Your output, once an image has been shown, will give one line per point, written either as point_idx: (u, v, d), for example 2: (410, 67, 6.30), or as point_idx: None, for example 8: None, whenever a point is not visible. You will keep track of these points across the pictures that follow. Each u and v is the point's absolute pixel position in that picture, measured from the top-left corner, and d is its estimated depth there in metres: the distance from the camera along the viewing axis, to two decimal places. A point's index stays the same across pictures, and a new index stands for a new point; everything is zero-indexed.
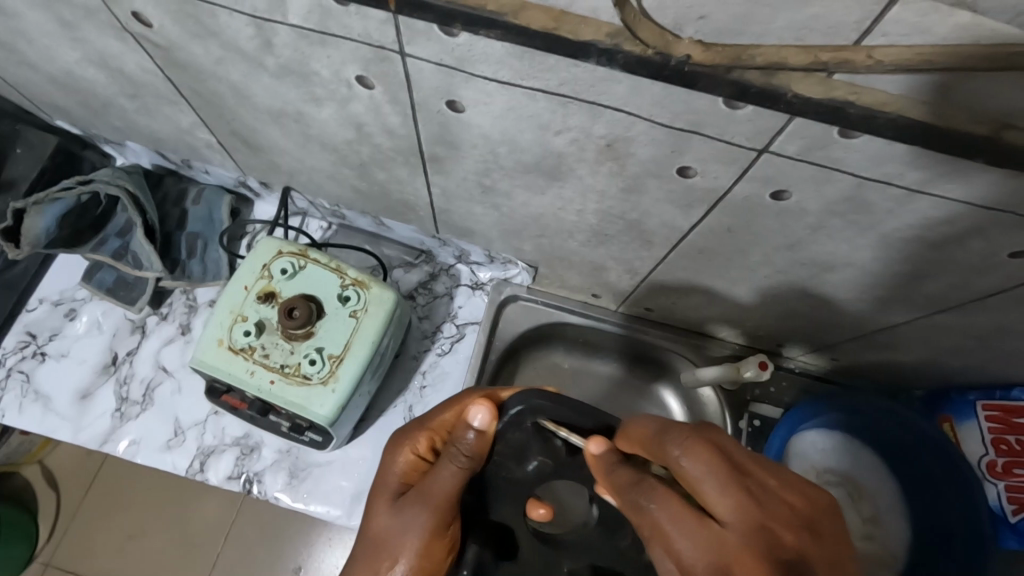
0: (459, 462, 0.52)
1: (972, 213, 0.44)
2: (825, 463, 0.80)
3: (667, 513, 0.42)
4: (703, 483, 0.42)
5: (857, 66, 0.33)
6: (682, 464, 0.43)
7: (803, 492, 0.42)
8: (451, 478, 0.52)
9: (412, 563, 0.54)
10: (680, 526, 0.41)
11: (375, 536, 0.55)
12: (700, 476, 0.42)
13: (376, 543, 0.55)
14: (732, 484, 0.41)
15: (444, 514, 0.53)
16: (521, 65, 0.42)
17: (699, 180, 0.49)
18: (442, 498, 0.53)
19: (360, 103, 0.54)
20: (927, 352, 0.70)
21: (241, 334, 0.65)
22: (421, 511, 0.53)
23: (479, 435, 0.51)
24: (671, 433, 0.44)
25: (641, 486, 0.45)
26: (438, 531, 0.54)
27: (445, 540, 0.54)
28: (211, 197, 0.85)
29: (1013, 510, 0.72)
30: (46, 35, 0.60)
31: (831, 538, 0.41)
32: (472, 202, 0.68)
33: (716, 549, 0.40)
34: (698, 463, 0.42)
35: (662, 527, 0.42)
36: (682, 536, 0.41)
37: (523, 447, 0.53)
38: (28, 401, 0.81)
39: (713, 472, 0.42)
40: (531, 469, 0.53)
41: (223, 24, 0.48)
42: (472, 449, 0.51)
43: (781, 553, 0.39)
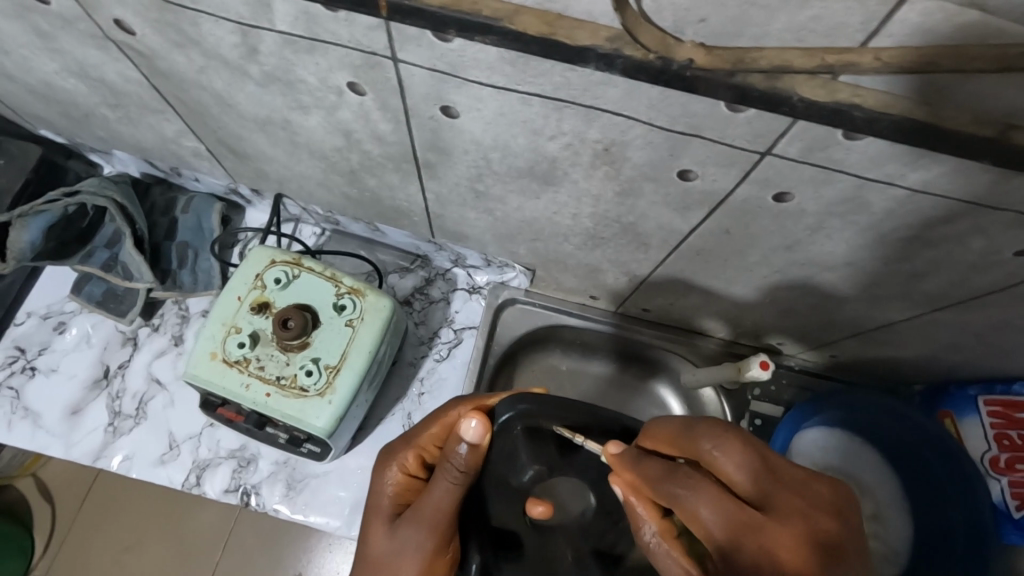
0: (453, 478, 0.50)
1: (973, 211, 0.43)
2: (825, 461, 0.79)
3: (708, 501, 0.40)
4: (739, 474, 0.41)
5: (863, 68, 0.32)
6: (713, 453, 0.42)
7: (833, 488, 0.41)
8: (445, 495, 0.51)
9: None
10: (721, 512, 0.39)
11: (372, 558, 0.54)
12: (733, 466, 0.41)
13: (376, 567, 0.54)
14: (768, 477, 0.40)
15: (439, 532, 0.52)
16: (515, 70, 0.41)
17: (698, 183, 0.49)
18: (440, 515, 0.52)
19: (349, 110, 0.53)
20: (926, 349, 0.69)
21: (235, 346, 0.64)
22: (418, 530, 0.52)
23: (472, 449, 0.49)
24: (700, 427, 0.43)
25: (675, 474, 0.42)
26: (436, 549, 0.53)
27: (444, 557, 0.54)
28: (201, 206, 0.83)
29: (1016, 505, 0.71)
30: (24, 44, 0.59)
31: (858, 522, 0.41)
32: (465, 208, 0.67)
33: (753, 532, 0.39)
34: (733, 449, 0.41)
35: (700, 515, 0.40)
36: (722, 521, 0.39)
37: (518, 454, 0.52)
38: (18, 418, 0.79)
39: (747, 458, 0.41)
40: (527, 478, 0.53)
41: (205, 32, 0.47)
42: (466, 463, 0.50)
43: (821, 537, 0.39)
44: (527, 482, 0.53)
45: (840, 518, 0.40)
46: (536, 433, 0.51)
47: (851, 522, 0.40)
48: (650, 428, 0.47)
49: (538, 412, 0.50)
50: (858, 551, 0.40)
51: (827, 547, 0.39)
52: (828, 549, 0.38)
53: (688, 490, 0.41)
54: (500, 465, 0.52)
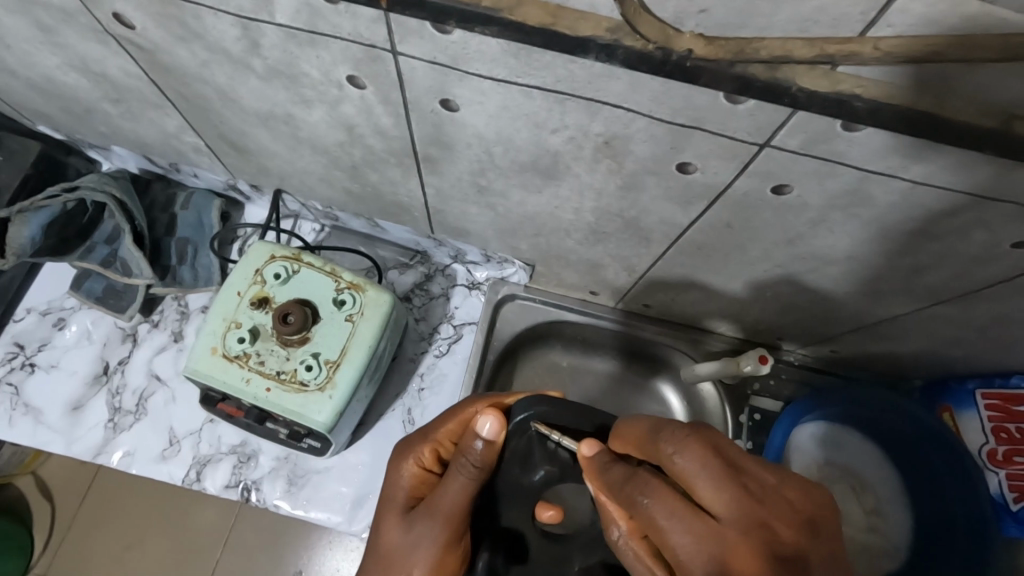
0: (468, 473, 0.51)
1: (976, 204, 0.43)
2: (825, 454, 0.81)
3: (663, 510, 0.40)
4: (699, 482, 0.40)
5: (864, 58, 0.32)
6: (676, 460, 0.41)
7: (808, 495, 0.40)
8: (460, 490, 0.52)
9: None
10: (672, 521, 0.39)
11: (386, 552, 0.55)
12: (694, 472, 0.40)
13: (389, 560, 0.54)
14: (730, 485, 0.39)
15: (452, 526, 0.52)
16: (517, 63, 0.41)
17: (700, 176, 0.48)
18: (452, 510, 0.52)
19: (351, 104, 0.53)
20: (926, 343, 0.70)
21: (235, 341, 0.64)
22: (431, 524, 0.52)
23: (487, 445, 0.51)
24: (664, 432, 0.42)
25: (634, 481, 0.42)
26: (449, 545, 0.53)
27: (458, 554, 0.54)
28: (200, 202, 0.83)
29: (1014, 498, 0.72)
30: (25, 39, 0.59)
31: (831, 532, 0.40)
32: (467, 203, 0.67)
33: (710, 541, 0.38)
34: (693, 456, 0.40)
35: (656, 522, 0.40)
36: (678, 529, 0.39)
37: (531, 456, 0.52)
38: (18, 413, 0.79)
39: (709, 465, 0.40)
40: (539, 477, 0.52)
41: (207, 25, 0.47)
42: (481, 458, 0.51)
43: (780, 549, 0.37)
44: (538, 481, 0.52)
45: (809, 528, 0.39)
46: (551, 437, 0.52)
47: (819, 533, 0.39)
48: (622, 429, 0.48)
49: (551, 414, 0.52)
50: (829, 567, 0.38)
51: (784, 559, 0.37)
52: (788, 561, 0.37)
53: (645, 498, 0.41)
54: (514, 465, 0.53)
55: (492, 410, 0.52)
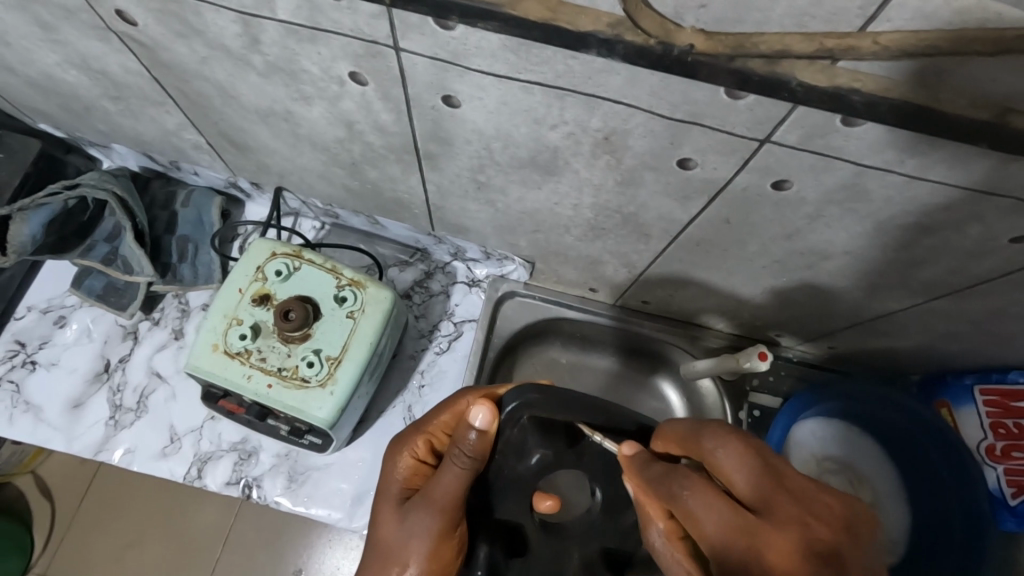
0: (461, 465, 0.51)
1: (973, 198, 0.44)
2: (825, 450, 0.80)
3: (701, 501, 0.41)
4: (740, 477, 0.42)
5: (862, 53, 0.33)
6: (719, 456, 0.43)
7: (843, 499, 0.42)
8: (454, 480, 0.51)
9: (429, 566, 0.53)
10: (712, 511, 0.41)
11: (384, 541, 0.55)
12: (733, 467, 0.42)
13: (386, 550, 0.55)
14: (769, 481, 0.41)
15: (447, 517, 0.52)
16: (517, 59, 0.41)
17: (698, 171, 0.49)
18: (447, 500, 0.52)
19: (351, 100, 0.53)
20: (923, 339, 0.70)
21: (236, 338, 0.64)
22: (426, 515, 0.52)
23: (480, 435, 0.50)
24: (707, 430, 0.45)
25: (674, 474, 0.44)
26: (445, 534, 0.53)
27: (454, 541, 0.54)
28: (200, 199, 0.84)
29: (1012, 492, 0.72)
30: (25, 36, 0.59)
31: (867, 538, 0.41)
32: (466, 199, 0.67)
33: (749, 534, 0.40)
34: (733, 454, 0.43)
35: (692, 514, 0.42)
36: (717, 522, 0.40)
37: (525, 443, 0.52)
38: (19, 411, 0.79)
39: (748, 463, 0.42)
40: (533, 463, 0.52)
41: (208, 21, 0.47)
42: (476, 449, 0.50)
43: (817, 545, 0.39)
44: (533, 468, 0.52)
45: (844, 529, 0.40)
46: (543, 424, 0.51)
47: (854, 535, 0.40)
48: (661, 430, 0.50)
49: (545, 404, 0.51)
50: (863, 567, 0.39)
51: (821, 554, 0.39)
52: (823, 555, 0.39)
53: (684, 489, 0.42)
54: (509, 453, 0.52)
55: (485, 401, 0.51)
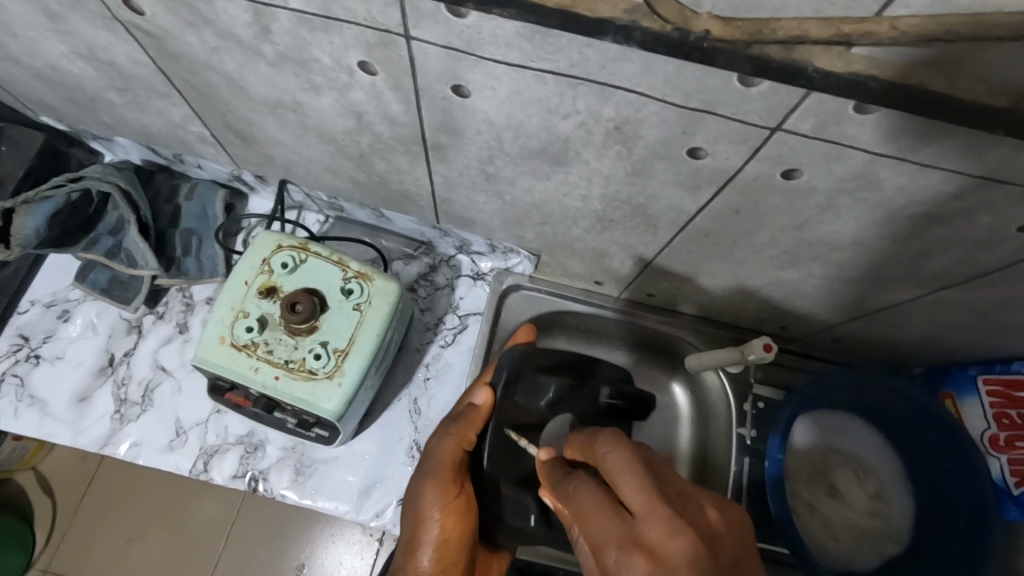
0: (451, 432, 0.63)
1: (985, 186, 0.44)
2: (829, 442, 0.80)
3: (591, 496, 0.39)
4: (625, 476, 0.38)
5: (880, 37, 0.33)
6: (609, 460, 0.40)
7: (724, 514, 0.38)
8: (447, 448, 0.62)
9: (444, 525, 0.61)
10: (596, 513, 0.38)
11: (405, 507, 0.65)
12: (619, 465, 0.39)
13: (407, 515, 0.65)
14: (653, 482, 0.37)
15: (443, 483, 0.61)
16: (530, 47, 0.41)
17: (710, 161, 0.49)
18: (440, 465, 0.62)
19: (361, 91, 0.53)
20: (928, 330, 0.70)
21: (243, 330, 0.64)
22: (422, 478, 0.62)
23: (474, 408, 0.63)
24: (602, 436, 0.43)
25: (571, 482, 0.42)
26: (443, 499, 0.61)
27: (460, 502, 0.62)
28: (205, 192, 0.83)
29: (1016, 482, 0.73)
30: (30, 26, 0.58)
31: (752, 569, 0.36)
32: (474, 191, 0.67)
33: (624, 532, 0.36)
34: (620, 455, 0.40)
35: (585, 514, 0.39)
36: (602, 521, 0.37)
37: (541, 380, 0.62)
38: (23, 405, 0.79)
39: (632, 462, 0.39)
40: (547, 398, 0.62)
41: (218, 11, 0.47)
42: (463, 417, 0.63)
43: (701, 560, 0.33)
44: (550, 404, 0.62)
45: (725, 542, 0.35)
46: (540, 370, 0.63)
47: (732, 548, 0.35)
48: (571, 440, 0.48)
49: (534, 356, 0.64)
50: None
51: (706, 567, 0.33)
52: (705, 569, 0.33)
53: (578, 495, 0.40)
54: (516, 393, 0.62)
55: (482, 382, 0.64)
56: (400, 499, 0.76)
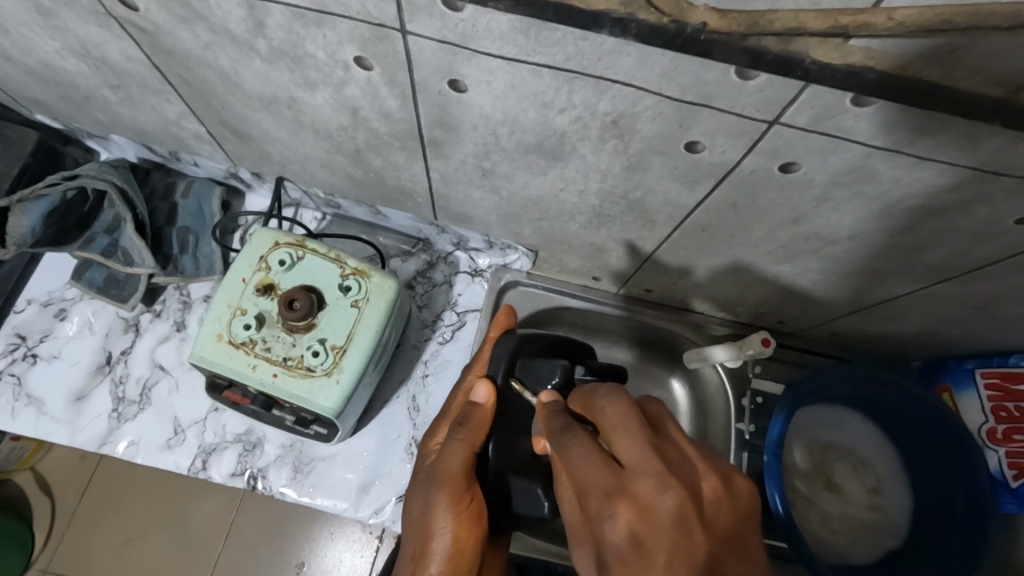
0: (460, 436, 0.61)
1: (981, 178, 0.44)
2: (826, 436, 0.81)
3: (580, 448, 0.44)
4: (619, 430, 0.43)
5: (877, 28, 0.33)
6: (605, 412, 0.45)
7: (721, 476, 0.41)
8: (456, 453, 0.61)
9: (457, 530, 0.61)
10: (590, 464, 0.42)
11: (413, 513, 0.64)
12: (615, 419, 0.44)
13: (416, 520, 0.64)
14: (643, 436, 0.42)
15: (455, 487, 0.60)
16: (526, 40, 0.41)
17: (707, 155, 0.49)
18: (451, 470, 0.61)
19: (356, 86, 0.53)
20: (924, 323, 0.70)
21: (240, 328, 0.64)
22: (434, 485, 0.61)
23: (477, 408, 0.61)
24: (600, 391, 0.48)
25: (565, 430, 0.47)
26: (456, 504, 0.60)
27: (472, 509, 0.61)
28: (200, 190, 0.83)
29: (1014, 475, 0.73)
30: (23, 23, 0.58)
31: (742, 525, 0.41)
32: (471, 186, 0.67)
33: (612, 477, 0.41)
34: (620, 409, 0.44)
35: (572, 464, 0.43)
36: (587, 469, 0.42)
37: (542, 367, 0.61)
38: (20, 405, 0.78)
39: (630, 419, 0.43)
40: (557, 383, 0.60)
41: (212, 6, 0.47)
42: (469, 420, 0.61)
43: (680, 512, 0.38)
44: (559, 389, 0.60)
45: (715, 505, 0.40)
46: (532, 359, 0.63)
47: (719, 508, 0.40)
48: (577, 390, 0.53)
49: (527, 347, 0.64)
50: (722, 548, 0.39)
51: (682, 519, 0.38)
52: (680, 521, 0.38)
53: (571, 443, 0.45)
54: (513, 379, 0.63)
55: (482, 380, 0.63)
56: (399, 496, 0.76)
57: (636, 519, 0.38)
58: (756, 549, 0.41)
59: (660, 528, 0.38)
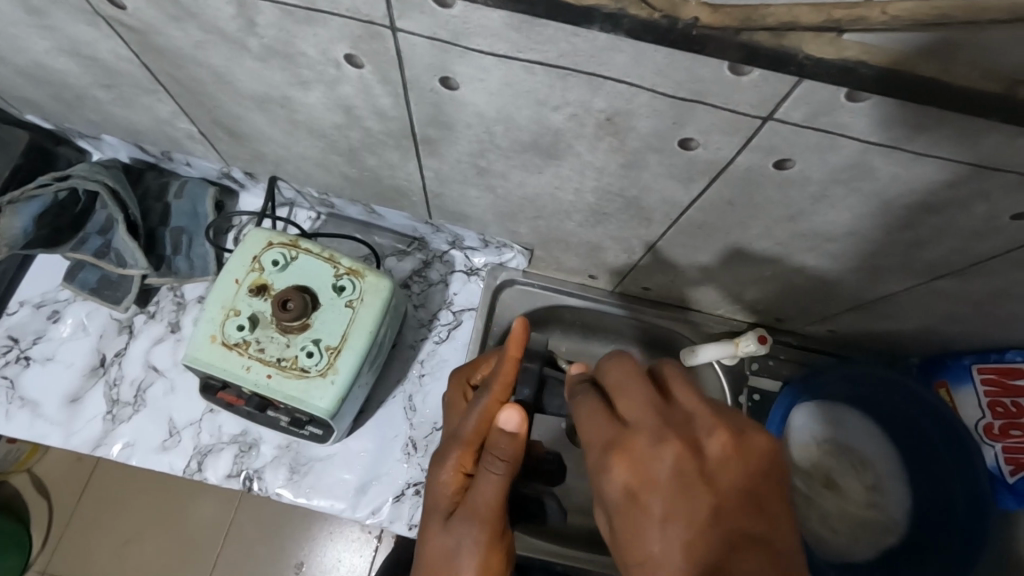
0: (497, 470, 0.53)
1: (979, 174, 0.43)
2: (824, 433, 0.80)
3: (585, 408, 0.45)
4: (621, 387, 0.43)
5: (870, 22, 0.33)
6: (611, 370, 0.45)
7: (741, 431, 0.40)
8: (490, 488, 0.54)
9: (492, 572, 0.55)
10: (594, 423, 0.43)
11: (430, 559, 0.55)
12: (619, 378, 0.44)
13: (435, 569, 0.55)
14: (645, 393, 0.42)
15: (491, 525, 0.54)
16: (518, 37, 0.40)
17: (702, 151, 0.48)
18: (488, 509, 0.54)
19: (349, 84, 0.52)
20: (923, 320, 0.70)
21: (234, 329, 0.63)
22: (472, 526, 0.54)
23: (512, 438, 0.53)
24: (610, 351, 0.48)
25: (577, 392, 0.48)
26: (492, 544, 0.54)
27: (501, 549, 0.56)
28: (194, 190, 0.82)
29: (1011, 470, 0.73)
30: (12, 23, 0.57)
31: (766, 482, 0.39)
32: (466, 185, 0.66)
33: (611, 435, 0.42)
34: (626, 368, 0.44)
35: (579, 423, 0.45)
36: (589, 428, 0.43)
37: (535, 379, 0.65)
38: (14, 407, 0.78)
39: (633, 378, 0.43)
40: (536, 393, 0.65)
41: (201, 3, 0.46)
42: (507, 453, 0.53)
43: (678, 467, 0.38)
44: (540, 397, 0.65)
45: (727, 460, 0.38)
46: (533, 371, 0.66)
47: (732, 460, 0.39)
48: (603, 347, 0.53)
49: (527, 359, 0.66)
50: (734, 505, 0.38)
51: (680, 476, 0.38)
52: (680, 477, 0.38)
53: (578, 405, 0.46)
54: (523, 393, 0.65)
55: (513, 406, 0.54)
56: (396, 496, 0.76)
57: (631, 476, 0.39)
58: (783, 505, 0.39)
59: (657, 483, 0.38)
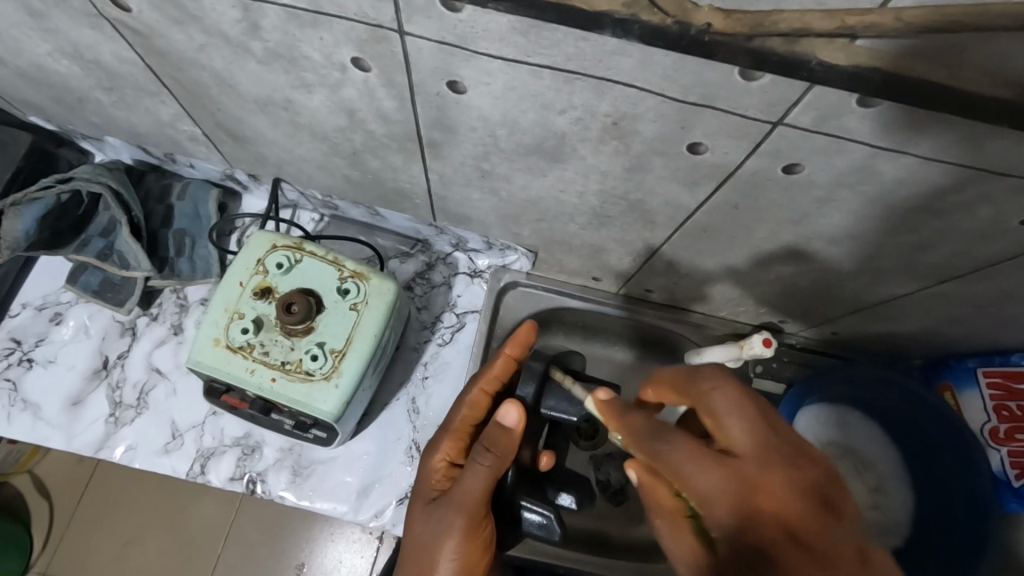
0: (484, 461, 0.57)
1: (985, 179, 0.43)
2: (828, 435, 0.80)
3: (682, 451, 0.43)
4: (730, 421, 0.43)
5: (884, 29, 0.32)
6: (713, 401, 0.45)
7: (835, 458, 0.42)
8: (476, 479, 0.57)
9: (466, 558, 0.57)
10: (701, 462, 0.42)
11: (412, 540, 0.60)
12: (723, 411, 0.44)
13: (417, 549, 0.59)
14: (755, 427, 0.42)
15: (472, 514, 0.58)
16: (526, 41, 0.40)
17: (709, 156, 0.48)
18: (469, 497, 0.57)
19: (353, 87, 0.52)
20: (927, 323, 0.70)
21: (238, 332, 0.63)
22: (450, 511, 0.58)
23: (507, 431, 0.57)
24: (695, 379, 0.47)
25: (656, 432, 0.45)
26: (469, 532, 0.58)
27: (482, 537, 0.58)
28: (197, 192, 0.82)
29: (1016, 474, 0.73)
30: (15, 25, 0.57)
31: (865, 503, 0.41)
32: (469, 187, 0.66)
33: (733, 475, 0.41)
34: (726, 401, 0.44)
35: (677, 467, 0.42)
36: (700, 471, 0.41)
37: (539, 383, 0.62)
38: (16, 410, 0.78)
39: (741, 410, 0.43)
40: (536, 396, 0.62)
41: (206, 7, 0.46)
42: (497, 444, 0.57)
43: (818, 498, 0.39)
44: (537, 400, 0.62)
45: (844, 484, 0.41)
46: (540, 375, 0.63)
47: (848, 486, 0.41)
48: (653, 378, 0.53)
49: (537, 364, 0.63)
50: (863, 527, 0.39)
51: (822, 506, 0.39)
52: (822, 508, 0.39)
53: (669, 446, 0.44)
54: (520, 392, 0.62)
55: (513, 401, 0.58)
56: (399, 499, 0.76)
57: (769, 512, 0.39)
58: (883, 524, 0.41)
59: (803, 520, 0.38)
